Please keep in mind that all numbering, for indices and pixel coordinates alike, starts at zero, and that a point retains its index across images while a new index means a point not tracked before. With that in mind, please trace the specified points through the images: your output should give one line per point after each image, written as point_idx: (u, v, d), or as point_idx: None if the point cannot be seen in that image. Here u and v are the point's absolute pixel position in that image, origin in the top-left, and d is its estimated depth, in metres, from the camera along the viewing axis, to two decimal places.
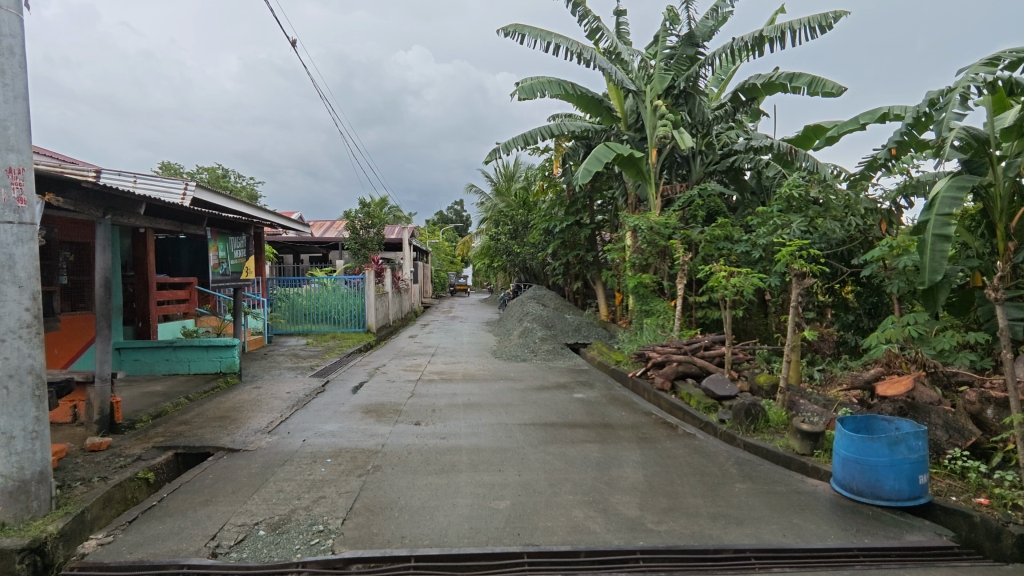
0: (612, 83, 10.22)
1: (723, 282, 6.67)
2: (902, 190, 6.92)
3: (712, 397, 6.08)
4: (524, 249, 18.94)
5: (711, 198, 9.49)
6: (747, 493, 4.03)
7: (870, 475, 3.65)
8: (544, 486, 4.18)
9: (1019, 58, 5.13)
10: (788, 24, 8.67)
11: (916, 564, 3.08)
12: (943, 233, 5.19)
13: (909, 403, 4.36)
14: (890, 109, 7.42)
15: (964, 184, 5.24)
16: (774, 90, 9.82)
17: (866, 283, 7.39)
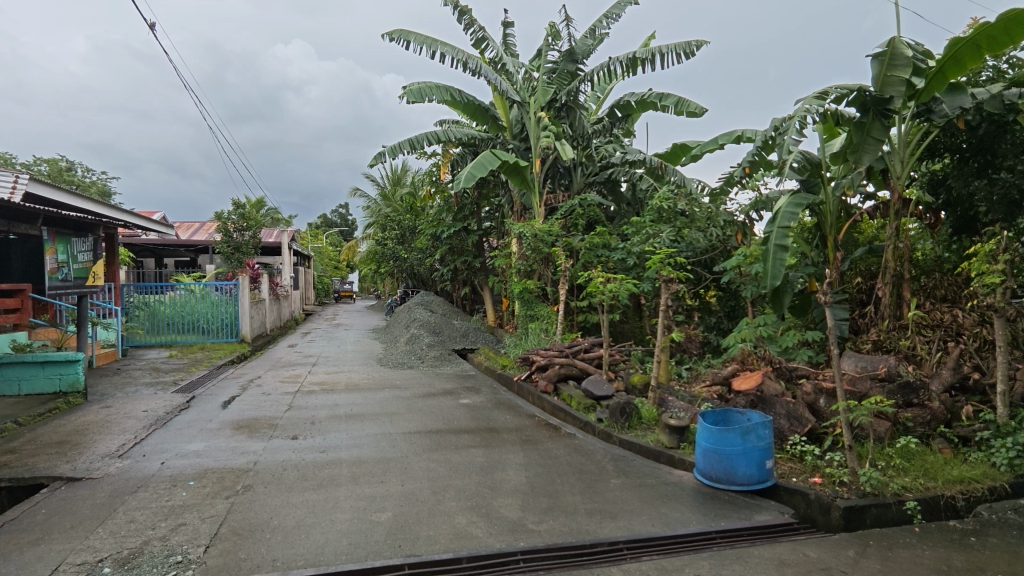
0: (497, 93, 10.41)
1: (601, 287, 7.00)
2: (753, 204, 7.72)
3: (591, 398, 6.37)
4: (411, 254, 18.67)
5: (591, 208, 9.96)
6: (621, 487, 4.25)
7: (725, 463, 4.01)
8: (428, 494, 4.13)
9: (843, 94, 6.01)
10: (658, 48, 9.35)
11: (763, 541, 3.41)
12: (783, 244, 5.97)
13: (758, 396, 4.83)
14: (744, 132, 8.24)
15: (800, 202, 6.13)
16: (646, 108, 10.55)
17: (726, 289, 8.30)
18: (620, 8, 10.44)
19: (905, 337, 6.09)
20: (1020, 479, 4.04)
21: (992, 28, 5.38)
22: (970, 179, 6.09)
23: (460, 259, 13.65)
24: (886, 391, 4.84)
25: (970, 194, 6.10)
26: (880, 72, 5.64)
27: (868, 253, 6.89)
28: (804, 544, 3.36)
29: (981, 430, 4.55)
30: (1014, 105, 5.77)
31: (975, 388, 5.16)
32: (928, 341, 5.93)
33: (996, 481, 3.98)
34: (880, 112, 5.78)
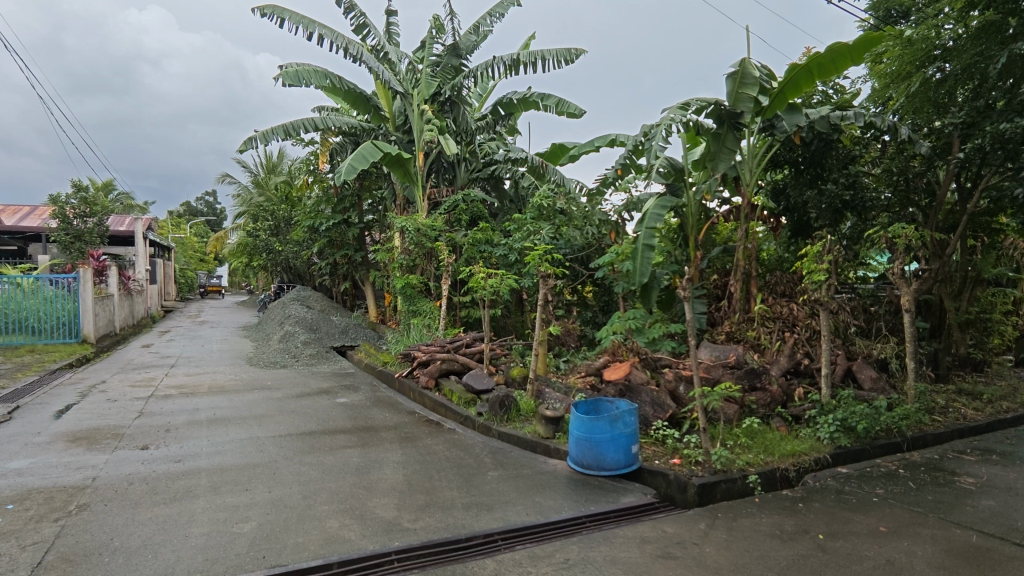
0: (379, 82, 10.09)
1: (483, 283, 7.04)
2: (626, 205, 8.19)
3: (472, 392, 6.39)
4: (286, 247, 17.61)
5: (475, 204, 9.99)
6: (498, 479, 4.32)
7: (595, 450, 4.22)
8: (297, 500, 3.91)
9: (702, 106, 6.55)
10: (539, 52, 9.58)
11: (628, 521, 3.63)
12: (650, 243, 6.40)
13: (626, 385, 5.14)
14: (617, 136, 8.71)
15: (665, 204, 6.62)
16: (528, 107, 10.79)
17: (601, 285, 8.82)
18: (503, 8, 10.57)
19: (752, 328, 6.80)
20: (839, 449, 4.67)
21: (821, 57, 6.10)
22: (805, 189, 6.91)
23: (339, 253, 12.99)
24: (735, 377, 5.38)
25: (804, 202, 6.91)
26: (733, 88, 6.21)
27: (723, 253, 7.58)
28: (663, 520, 3.62)
29: (809, 409, 5.20)
30: (837, 126, 6.63)
31: (806, 372, 5.90)
32: (770, 331, 6.66)
33: (820, 452, 4.57)
34: (734, 125, 6.39)
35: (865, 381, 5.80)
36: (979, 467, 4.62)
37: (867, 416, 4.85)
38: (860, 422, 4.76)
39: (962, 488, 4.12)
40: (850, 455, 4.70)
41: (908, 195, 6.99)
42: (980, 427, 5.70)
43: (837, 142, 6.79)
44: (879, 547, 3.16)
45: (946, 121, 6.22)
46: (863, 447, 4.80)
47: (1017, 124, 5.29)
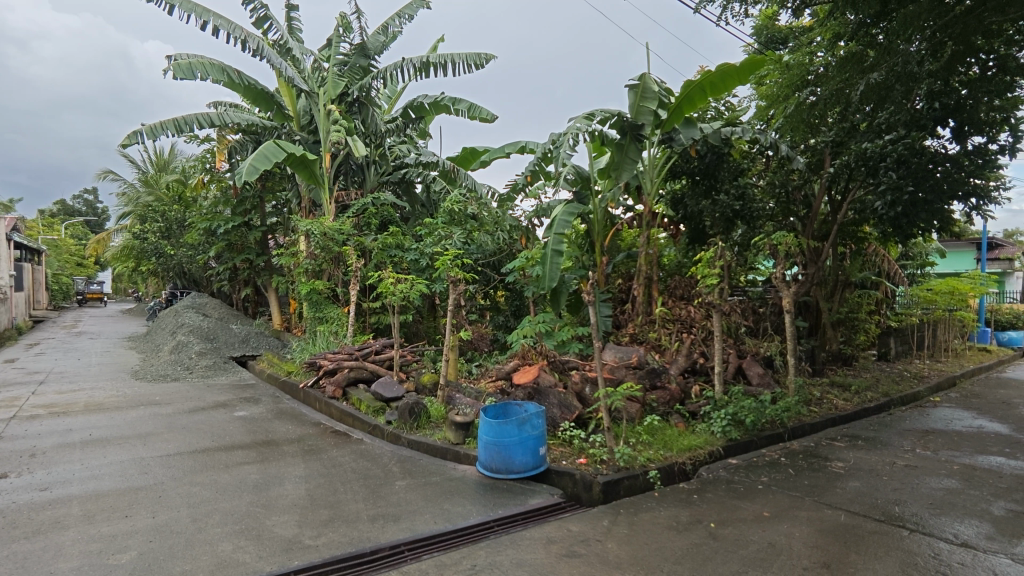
0: (282, 78, 9.64)
1: (392, 288, 6.86)
2: (536, 211, 8.34)
3: (381, 400, 6.24)
4: (179, 250, 16.37)
5: (384, 207, 9.81)
6: (406, 488, 4.24)
7: (504, 454, 4.25)
8: (185, 523, 3.63)
9: (607, 117, 6.83)
10: (449, 55, 9.56)
11: (534, 523, 3.68)
12: (558, 249, 6.58)
13: (534, 387, 5.25)
14: (527, 143, 8.86)
15: (573, 211, 6.83)
16: (439, 111, 10.74)
17: (512, 289, 8.82)
18: (412, 9, 10.46)
19: (653, 329, 7.17)
20: (730, 442, 5.00)
21: (713, 76, 6.47)
22: (700, 199, 7.37)
23: (239, 257, 12.21)
24: (637, 377, 5.65)
25: (699, 211, 7.38)
26: (635, 101, 6.54)
27: (627, 258, 7.89)
28: (568, 520, 3.71)
29: (704, 405, 5.53)
30: (728, 141, 7.10)
31: (701, 370, 6.29)
32: (670, 332, 7.06)
33: (713, 445, 4.87)
34: (636, 137, 6.70)
35: (753, 376, 6.28)
36: (848, 452, 5.12)
37: (754, 410, 5.23)
38: (748, 416, 5.14)
39: (833, 472, 4.55)
40: (739, 447, 5.05)
41: (789, 206, 7.70)
42: (849, 415, 6.32)
43: (728, 155, 7.22)
44: (763, 532, 3.42)
45: (818, 140, 6.93)
46: (751, 438, 5.18)
47: (877, 144, 6.07)
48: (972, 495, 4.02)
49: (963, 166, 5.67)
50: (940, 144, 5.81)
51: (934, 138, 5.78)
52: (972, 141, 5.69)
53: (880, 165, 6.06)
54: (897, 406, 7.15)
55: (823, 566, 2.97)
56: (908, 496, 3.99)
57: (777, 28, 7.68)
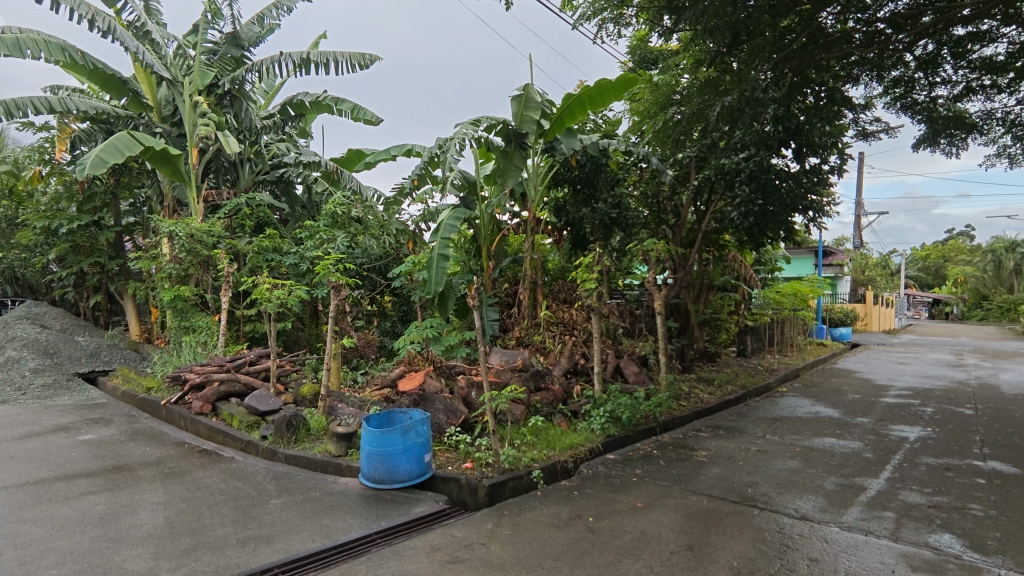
0: (138, 64, 8.71)
1: (268, 294, 6.40)
2: (423, 216, 8.25)
3: (255, 414, 5.84)
4: (10, 252, 14.15)
5: (260, 209, 9.15)
6: (281, 507, 3.99)
7: (388, 463, 4.16)
8: (10, 568, 3.14)
9: (492, 125, 6.97)
10: (331, 53, 9.21)
11: (419, 532, 3.63)
12: (444, 253, 6.61)
13: (420, 394, 5.19)
14: (413, 146, 8.74)
15: (459, 216, 6.90)
16: (320, 110, 10.33)
17: (399, 294, 8.63)
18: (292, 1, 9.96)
19: (538, 332, 7.40)
20: (608, 438, 5.27)
21: (592, 91, 6.77)
22: (581, 206, 7.62)
23: (88, 260, 10.76)
24: (522, 379, 5.78)
25: (580, 218, 7.63)
26: (518, 110, 6.70)
27: (513, 263, 8.04)
28: (453, 526, 3.70)
29: (584, 404, 5.78)
30: (604, 151, 7.47)
31: (582, 370, 6.60)
32: (553, 335, 7.30)
33: (592, 442, 5.09)
34: (519, 144, 6.88)
35: (630, 374, 6.69)
36: (710, 441, 5.58)
37: (629, 407, 5.54)
38: (624, 412, 5.44)
39: (698, 461, 4.94)
40: (617, 442, 5.33)
41: (661, 216, 8.24)
42: (713, 407, 6.93)
43: (605, 165, 7.54)
44: (636, 522, 3.63)
45: (684, 154, 7.48)
46: (627, 433, 5.49)
47: (733, 160, 6.60)
48: (810, 473, 4.55)
49: (802, 183, 6.50)
50: (784, 162, 6.54)
51: (779, 157, 6.47)
52: (810, 160, 6.43)
53: (735, 179, 6.58)
54: (752, 397, 7.93)
55: (687, 549, 3.22)
56: (759, 478, 4.44)
57: (649, 49, 8.24)
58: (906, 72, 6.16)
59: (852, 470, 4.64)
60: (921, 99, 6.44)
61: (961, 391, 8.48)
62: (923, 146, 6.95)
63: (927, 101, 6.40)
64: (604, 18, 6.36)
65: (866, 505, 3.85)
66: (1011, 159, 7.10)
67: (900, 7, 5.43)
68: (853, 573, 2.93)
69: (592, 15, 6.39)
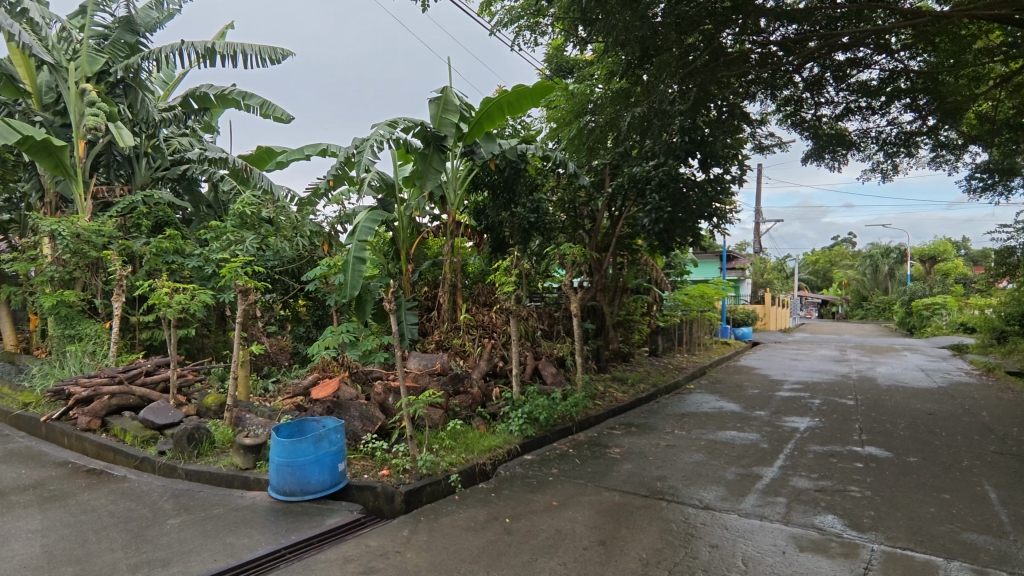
0: (13, 44, 7.84)
1: (167, 299, 5.93)
2: (338, 218, 8.03)
3: (152, 428, 5.42)
4: None
5: (159, 207, 8.48)
6: (180, 527, 3.73)
7: (299, 474, 3.99)
8: None
9: (409, 126, 6.89)
10: (239, 46, 8.74)
11: (331, 544, 3.51)
12: (361, 256, 6.46)
13: (334, 402, 5.03)
14: (329, 145, 8.47)
15: (376, 218, 6.78)
16: (227, 104, 9.79)
17: (314, 298, 8.32)
18: None
19: (458, 335, 7.39)
20: (526, 439, 5.34)
21: (510, 96, 6.85)
22: (500, 210, 7.56)
23: None
24: (440, 383, 5.74)
25: (499, 222, 7.59)
26: (437, 112, 6.64)
27: (432, 266, 7.97)
28: (367, 536, 3.61)
29: (503, 406, 5.84)
30: (523, 156, 7.48)
31: (501, 373, 6.67)
32: (473, 338, 7.32)
33: (510, 443, 5.14)
34: (438, 147, 6.84)
35: (548, 376, 6.84)
36: (623, 439, 5.80)
37: (546, 407, 5.65)
38: (542, 413, 5.54)
39: (612, 458, 5.12)
40: (535, 443, 5.42)
41: (577, 221, 8.52)
42: (627, 406, 7.20)
43: (524, 171, 7.52)
44: (551, 520, 3.70)
45: (599, 162, 7.72)
46: (545, 434, 5.60)
47: (644, 169, 7.00)
48: (713, 464, 4.84)
49: (707, 192, 6.91)
50: (691, 171, 6.91)
51: (686, 167, 6.85)
52: (714, 170, 6.84)
53: (646, 186, 6.97)
54: (663, 394, 8.32)
55: (600, 544, 3.32)
56: (668, 471, 4.66)
57: (565, 58, 8.49)
58: (795, 92, 6.70)
59: (750, 459, 4.98)
60: (809, 117, 7.01)
61: (845, 384, 9.31)
62: (811, 160, 7.59)
63: (814, 119, 6.98)
64: (521, 26, 6.56)
65: (762, 492, 4.14)
66: (883, 174, 7.89)
67: (790, 32, 5.91)
68: (749, 556, 3.15)
69: (509, 21, 6.51)
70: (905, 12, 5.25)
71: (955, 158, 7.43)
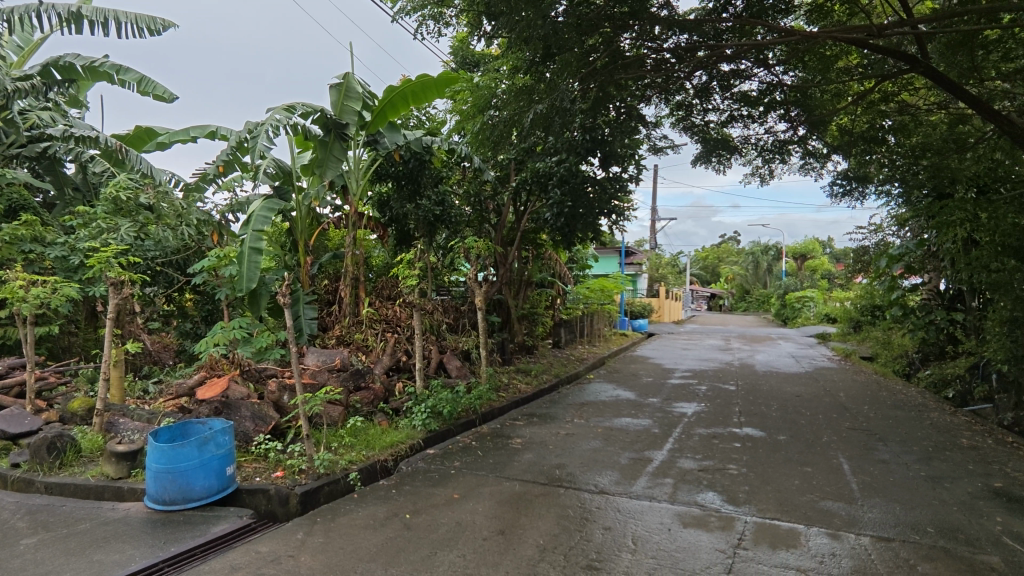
0: None
1: (22, 292, 5.27)
2: (230, 206, 7.51)
3: (4, 438, 4.81)
4: None
5: (13, 188, 7.51)
6: (36, 546, 3.35)
7: (180, 481, 3.71)
8: None
9: (308, 112, 6.58)
10: (111, 12, 7.92)
11: (217, 553, 3.30)
12: (257, 247, 6.09)
13: (223, 402, 4.74)
14: (218, 128, 7.90)
15: (273, 207, 6.46)
16: (97, 77, 8.84)
17: (202, 292, 7.69)
18: None
19: (360, 330, 7.18)
20: (429, 433, 5.32)
21: (414, 86, 6.76)
22: (405, 202, 7.27)
23: None
24: (340, 380, 5.55)
25: (404, 214, 7.33)
26: (337, 99, 6.54)
27: (333, 259, 7.69)
28: (258, 541, 3.43)
29: (406, 401, 5.77)
30: (428, 148, 7.26)
31: (405, 367, 6.59)
32: (376, 332, 7.15)
33: (413, 439, 5.09)
34: (339, 135, 6.56)
35: (452, 369, 6.84)
36: (525, 429, 5.93)
37: (450, 401, 5.65)
38: (445, 407, 5.54)
39: (514, 448, 5.22)
40: (438, 437, 5.40)
41: (483, 215, 8.56)
42: (530, 397, 7.36)
43: (429, 163, 7.28)
44: (451, 513, 3.71)
45: (504, 157, 7.82)
46: (448, 427, 5.59)
47: (546, 164, 7.38)
48: (609, 450, 5.07)
49: (607, 189, 7.20)
50: (593, 169, 7.17)
51: (588, 164, 7.12)
52: (613, 169, 7.16)
53: (549, 182, 7.38)
54: (565, 384, 8.60)
55: (499, 533, 3.38)
56: (566, 459, 4.82)
57: (470, 51, 8.47)
58: (686, 98, 7.12)
59: (642, 444, 5.27)
60: (698, 122, 7.48)
61: (728, 371, 10.11)
62: (700, 162, 8.11)
63: (702, 124, 7.47)
64: (424, 15, 6.43)
65: (651, 474, 4.40)
66: (761, 178, 8.60)
67: (682, 41, 6.20)
68: (638, 535, 3.33)
69: (412, 9, 6.36)
70: (781, 30, 5.70)
71: (821, 166, 8.22)
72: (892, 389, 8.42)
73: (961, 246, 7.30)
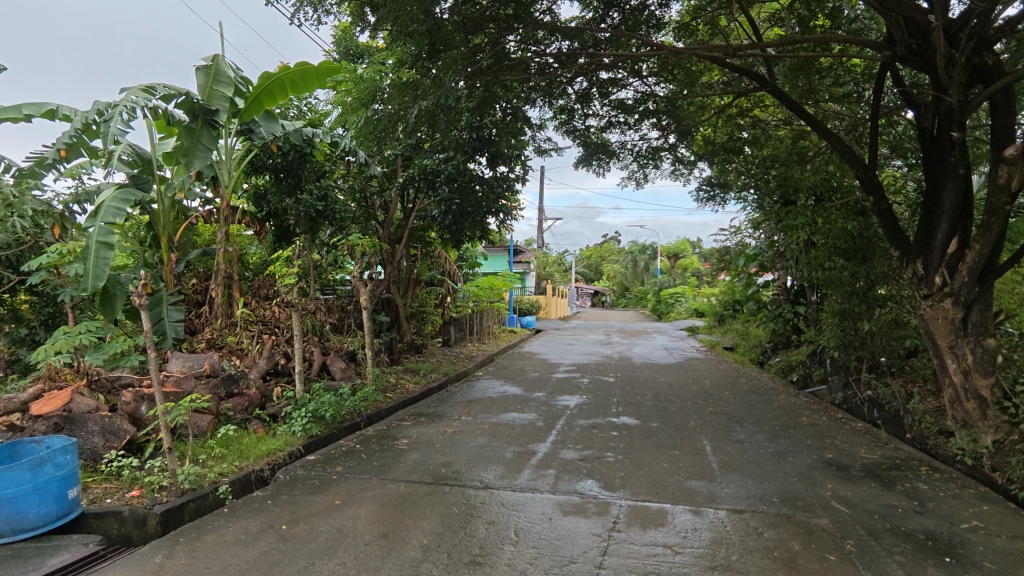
0: None
1: None
2: (75, 196, 6.67)
3: None
4: None
5: None
6: None
7: (8, 510, 3.24)
8: None
9: (170, 94, 6.01)
10: None
11: None
12: (106, 241, 5.46)
13: (64, 417, 4.20)
14: (59, 106, 6.97)
15: (127, 199, 5.83)
16: None
17: (40, 292, 6.79)
18: None
19: (233, 333, 6.70)
20: (310, 438, 5.09)
21: (293, 74, 6.39)
22: (284, 197, 6.90)
23: None
24: (208, 387, 5.12)
25: (283, 209, 6.95)
26: (205, 83, 5.98)
27: (202, 256, 7.11)
28: (108, 569, 3.10)
29: (285, 406, 5.47)
30: (309, 140, 6.86)
31: (283, 371, 6.23)
32: (251, 334, 6.71)
33: (291, 446, 4.84)
34: (208, 122, 5.93)
35: (336, 371, 6.58)
36: (412, 429, 5.85)
37: (333, 404, 5.44)
38: (327, 410, 5.32)
39: (400, 449, 5.14)
40: (319, 442, 5.18)
41: (369, 211, 8.31)
42: (417, 396, 7.27)
43: (311, 156, 6.89)
44: (331, 520, 3.58)
45: (390, 152, 7.65)
46: (331, 431, 5.38)
47: (434, 161, 7.25)
48: (495, 446, 5.15)
49: (494, 189, 7.29)
50: (480, 168, 7.23)
51: (475, 163, 7.16)
52: (500, 168, 7.26)
53: (436, 179, 7.25)
54: (453, 382, 8.60)
55: (382, 537, 3.31)
56: (453, 457, 4.82)
57: (355, 42, 8.18)
58: (568, 102, 7.38)
59: (527, 438, 5.41)
60: (580, 126, 7.78)
61: (608, 364, 10.66)
62: (581, 165, 8.44)
63: (583, 129, 7.79)
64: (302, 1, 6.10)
65: (535, 467, 4.53)
66: (636, 182, 9.14)
67: (563, 47, 6.42)
68: (520, 526, 3.42)
69: None
70: (653, 44, 6.06)
71: (689, 172, 8.91)
72: (748, 376, 9.34)
73: (803, 248, 8.24)
